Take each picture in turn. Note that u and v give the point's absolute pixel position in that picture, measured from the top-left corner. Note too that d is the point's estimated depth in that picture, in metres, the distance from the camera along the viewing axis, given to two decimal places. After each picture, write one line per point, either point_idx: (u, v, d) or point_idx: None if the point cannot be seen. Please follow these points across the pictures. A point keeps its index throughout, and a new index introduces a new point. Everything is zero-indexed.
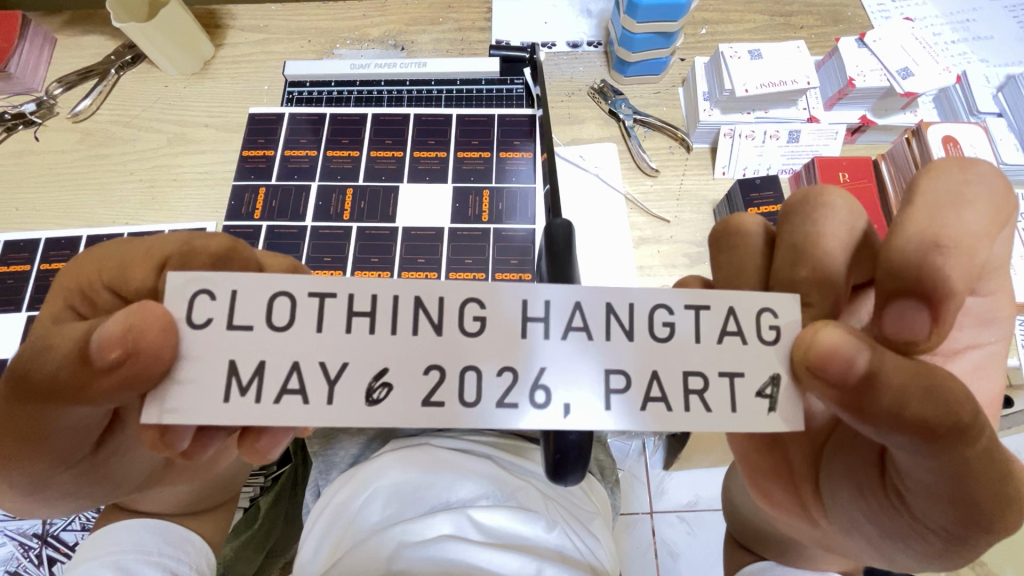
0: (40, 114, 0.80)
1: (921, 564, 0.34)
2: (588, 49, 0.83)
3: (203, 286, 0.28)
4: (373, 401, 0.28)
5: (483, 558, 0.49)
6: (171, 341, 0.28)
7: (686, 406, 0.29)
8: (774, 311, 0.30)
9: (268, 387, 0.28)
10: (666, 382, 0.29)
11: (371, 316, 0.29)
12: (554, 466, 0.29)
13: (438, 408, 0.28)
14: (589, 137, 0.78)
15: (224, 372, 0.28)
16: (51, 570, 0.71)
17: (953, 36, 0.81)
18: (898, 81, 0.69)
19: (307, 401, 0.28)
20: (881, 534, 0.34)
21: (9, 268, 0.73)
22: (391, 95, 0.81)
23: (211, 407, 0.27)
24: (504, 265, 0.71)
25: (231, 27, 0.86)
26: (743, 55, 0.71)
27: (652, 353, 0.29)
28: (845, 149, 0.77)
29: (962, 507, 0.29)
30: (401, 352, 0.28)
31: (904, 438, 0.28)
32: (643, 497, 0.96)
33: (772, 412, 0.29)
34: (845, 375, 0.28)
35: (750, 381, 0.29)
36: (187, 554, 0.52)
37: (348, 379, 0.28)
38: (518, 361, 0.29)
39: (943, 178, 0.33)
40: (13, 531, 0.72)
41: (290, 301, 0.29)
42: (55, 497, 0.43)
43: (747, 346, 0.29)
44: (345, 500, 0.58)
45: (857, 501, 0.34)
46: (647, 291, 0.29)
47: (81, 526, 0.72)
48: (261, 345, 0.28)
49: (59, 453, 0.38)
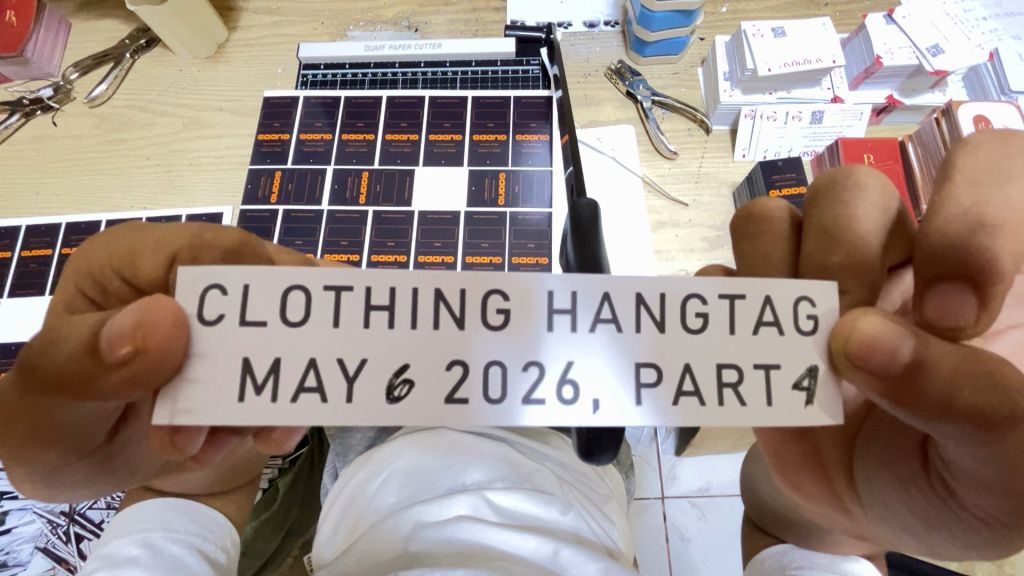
0: (57, 99, 0.80)
1: (964, 555, 0.33)
2: (605, 29, 0.81)
3: (214, 281, 0.28)
4: (394, 398, 0.28)
5: (503, 539, 0.50)
6: (183, 338, 0.28)
7: (720, 400, 0.28)
8: (813, 299, 0.29)
9: (284, 387, 0.28)
10: (699, 376, 0.28)
11: (389, 310, 0.28)
12: (588, 446, 0.29)
13: (461, 405, 0.28)
14: (605, 119, 0.77)
15: (238, 371, 0.28)
16: (79, 547, 0.73)
17: (985, 13, 0.78)
18: (929, 59, 0.67)
19: (324, 400, 0.27)
20: (921, 525, 0.33)
21: (31, 251, 0.74)
22: (405, 77, 0.80)
23: (227, 406, 0.27)
24: (520, 248, 0.71)
25: (244, 9, 0.85)
26: (767, 34, 0.70)
27: (683, 345, 0.29)
28: (870, 130, 0.76)
29: (1013, 497, 0.28)
30: (423, 347, 0.28)
31: (954, 427, 0.28)
32: (655, 482, 0.97)
33: (809, 405, 0.29)
34: (889, 365, 0.27)
35: (786, 373, 0.29)
36: (212, 532, 0.53)
37: (368, 375, 0.28)
38: (541, 355, 0.28)
39: (980, 153, 0.33)
40: (42, 509, 0.74)
41: (305, 296, 0.28)
42: (71, 483, 0.44)
43: (784, 337, 0.29)
44: (362, 483, 0.59)
45: (897, 492, 0.33)
46: (677, 282, 0.29)
47: (107, 504, 0.74)
48: (277, 340, 0.28)
49: (73, 443, 0.39)
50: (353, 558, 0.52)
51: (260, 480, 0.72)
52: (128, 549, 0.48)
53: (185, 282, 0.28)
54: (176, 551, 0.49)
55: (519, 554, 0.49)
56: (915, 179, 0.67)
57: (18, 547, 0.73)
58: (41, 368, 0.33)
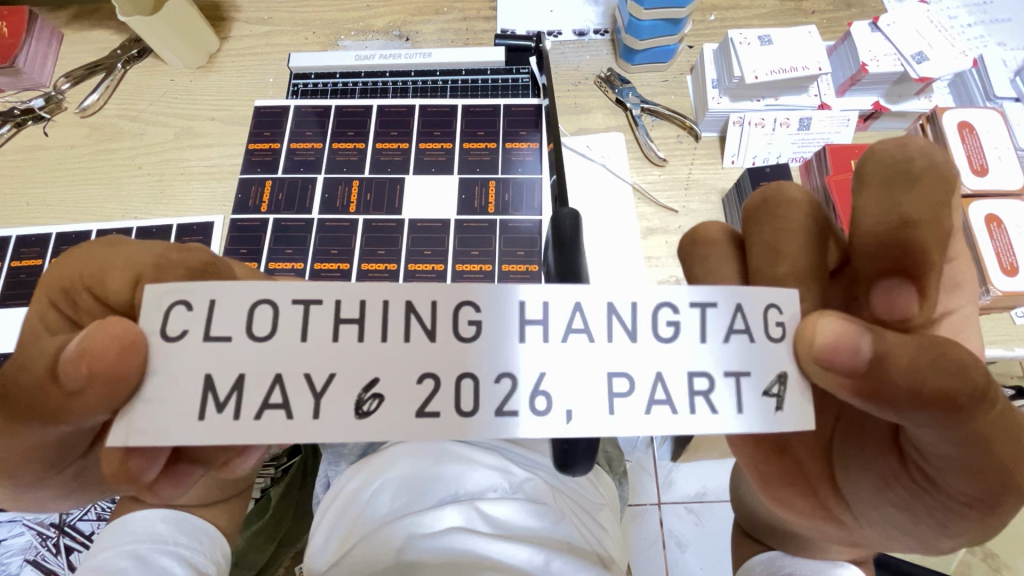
0: (49, 109, 0.81)
1: (956, 541, 0.34)
2: (595, 37, 0.82)
3: (180, 297, 0.28)
4: (364, 414, 0.27)
5: (494, 550, 0.50)
6: (133, 362, 0.28)
7: (690, 408, 0.28)
8: (779, 307, 0.30)
9: (247, 405, 0.27)
10: (670, 384, 0.28)
11: (359, 322, 0.28)
12: (562, 456, 0.29)
13: (433, 418, 0.28)
14: (595, 126, 0.78)
15: (201, 389, 0.27)
16: (68, 559, 0.80)
17: (969, 19, 0.79)
18: (913, 66, 0.67)
19: (291, 416, 0.27)
20: (908, 518, 0.34)
21: (20, 262, 0.74)
22: (396, 86, 0.81)
23: (187, 426, 0.27)
24: (510, 256, 0.71)
25: (236, 19, 0.85)
26: (753, 41, 0.70)
27: (654, 355, 0.29)
28: (858, 136, 0.76)
29: (979, 470, 0.30)
30: (394, 361, 0.28)
31: (926, 414, 0.29)
32: (651, 489, 0.98)
33: (778, 412, 0.29)
34: (854, 361, 0.28)
35: (755, 380, 0.29)
36: (202, 544, 0.52)
37: (335, 390, 0.28)
38: (515, 366, 0.28)
39: (889, 155, 0.33)
40: (31, 522, 0.80)
41: (272, 310, 0.28)
42: (49, 494, 0.44)
43: (754, 344, 0.29)
44: (356, 490, 0.59)
45: (881, 492, 0.34)
46: (648, 290, 0.29)
47: (95, 517, 0.81)
48: (241, 356, 0.28)
49: (52, 457, 0.39)
50: (346, 570, 0.52)
51: (253, 490, 0.74)
52: (116, 561, 0.48)
53: (144, 303, 0.28)
54: (165, 562, 0.49)
55: (509, 563, 0.49)
56: None
57: (9, 559, 0.80)
58: (8, 387, 0.33)
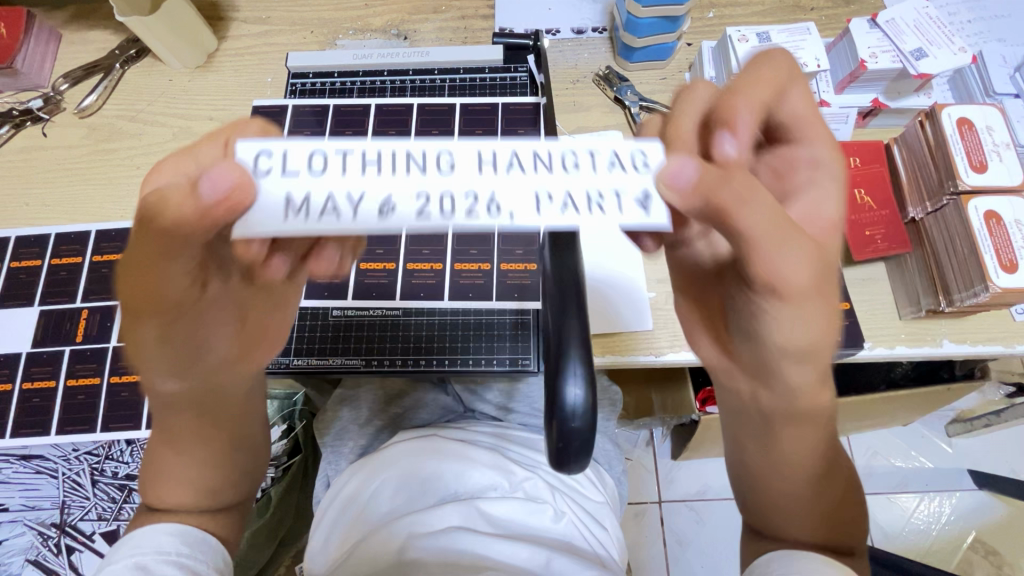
0: (47, 110, 0.81)
1: (806, 336, 0.43)
2: (593, 35, 0.81)
3: (264, 148, 0.40)
4: (385, 215, 0.39)
5: (496, 548, 0.50)
6: (245, 196, 0.39)
7: (594, 211, 0.38)
8: (646, 154, 0.40)
9: (312, 210, 0.39)
10: (578, 200, 0.39)
11: (382, 164, 0.40)
12: (558, 452, 0.32)
13: (428, 221, 0.38)
14: (593, 124, 0.77)
15: (281, 206, 0.39)
16: (70, 557, 0.85)
17: (969, 15, 0.78)
18: (912, 63, 0.67)
19: (339, 217, 0.39)
20: (764, 321, 0.44)
21: (20, 262, 0.74)
22: (395, 85, 0.81)
23: (274, 221, 0.39)
24: (509, 255, 0.71)
25: (233, 19, 0.85)
26: (751, 38, 0.70)
27: (565, 180, 0.39)
28: (857, 133, 0.76)
29: (788, 236, 0.39)
30: (403, 183, 0.39)
31: (716, 213, 0.38)
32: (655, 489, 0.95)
33: (651, 217, 0.38)
34: (681, 176, 0.37)
35: (634, 192, 0.39)
36: (207, 556, 0.49)
37: (367, 203, 0.39)
38: (481, 186, 0.39)
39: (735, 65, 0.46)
40: (34, 521, 0.85)
41: (323, 157, 0.40)
42: (157, 357, 0.48)
43: (627, 174, 0.39)
44: (357, 489, 0.60)
45: (743, 303, 0.45)
46: (566, 138, 0.40)
47: (97, 517, 0.86)
48: (300, 183, 0.39)
49: (168, 296, 0.45)
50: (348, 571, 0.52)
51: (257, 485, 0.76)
52: (117, 575, 0.44)
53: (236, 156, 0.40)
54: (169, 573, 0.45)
55: (511, 562, 0.50)
56: (901, 181, 0.67)
57: (12, 558, 0.85)
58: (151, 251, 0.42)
